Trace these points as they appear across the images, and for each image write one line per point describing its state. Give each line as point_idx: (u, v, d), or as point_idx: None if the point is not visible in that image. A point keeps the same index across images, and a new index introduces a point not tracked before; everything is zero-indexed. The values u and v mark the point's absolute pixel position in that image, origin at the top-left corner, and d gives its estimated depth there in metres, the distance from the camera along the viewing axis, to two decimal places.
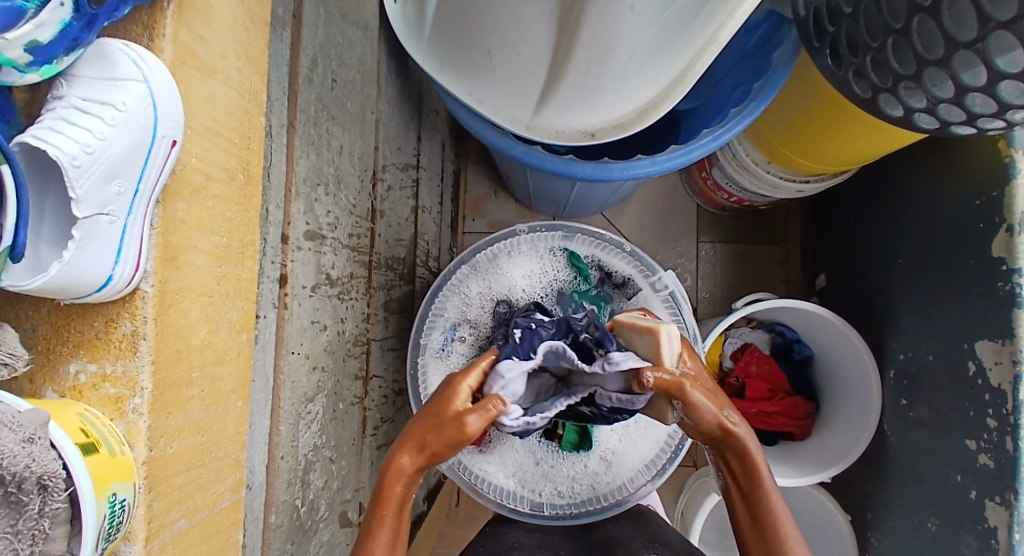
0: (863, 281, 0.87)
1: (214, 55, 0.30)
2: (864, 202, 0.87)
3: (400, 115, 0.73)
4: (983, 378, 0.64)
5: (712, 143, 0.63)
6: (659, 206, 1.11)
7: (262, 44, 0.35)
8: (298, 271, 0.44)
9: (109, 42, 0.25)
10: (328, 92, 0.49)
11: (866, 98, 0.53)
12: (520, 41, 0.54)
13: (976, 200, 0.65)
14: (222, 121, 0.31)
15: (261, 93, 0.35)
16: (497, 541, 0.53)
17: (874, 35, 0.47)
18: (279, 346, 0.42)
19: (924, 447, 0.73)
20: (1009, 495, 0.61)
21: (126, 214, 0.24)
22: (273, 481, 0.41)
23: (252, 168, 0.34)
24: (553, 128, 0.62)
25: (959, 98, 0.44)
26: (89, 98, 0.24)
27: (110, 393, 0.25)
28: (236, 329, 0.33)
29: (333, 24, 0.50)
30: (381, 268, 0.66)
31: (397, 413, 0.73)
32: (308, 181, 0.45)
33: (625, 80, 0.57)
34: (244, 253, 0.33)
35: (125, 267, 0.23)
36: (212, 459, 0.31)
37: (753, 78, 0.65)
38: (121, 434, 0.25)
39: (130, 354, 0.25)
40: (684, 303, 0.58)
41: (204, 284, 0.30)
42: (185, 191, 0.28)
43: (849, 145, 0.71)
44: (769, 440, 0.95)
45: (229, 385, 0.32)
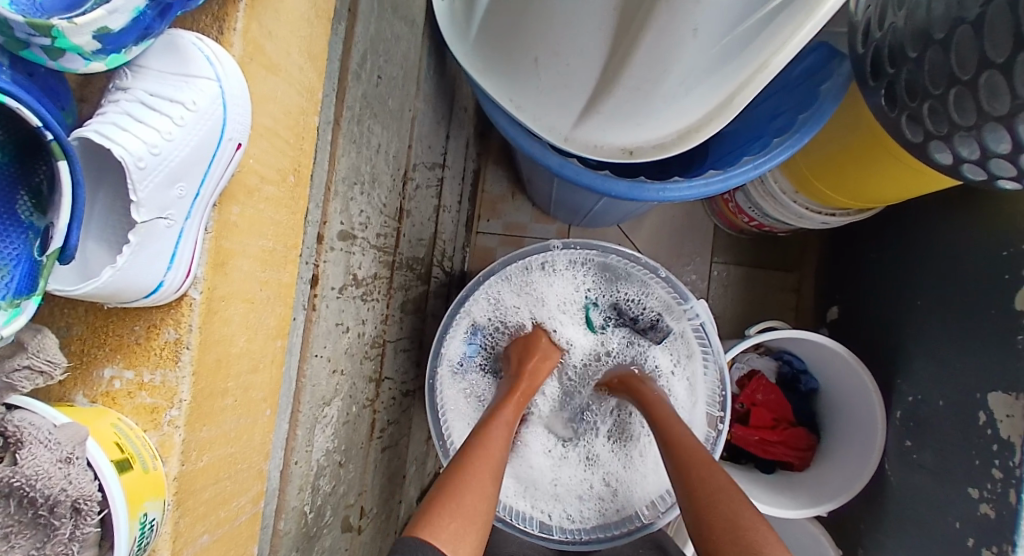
0: (878, 320, 0.86)
1: (279, 52, 0.28)
2: (886, 241, 0.86)
3: (433, 112, 0.71)
4: (994, 430, 0.63)
5: (752, 172, 0.62)
6: (677, 224, 1.10)
7: (324, 40, 0.34)
8: (329, 272, 0.43)
9: (182, 35, 0.24)
10: (374, 88, 0.47)
11: (917, 144, 0.52)
12: (571, 51, 0.52)
13: (1006, 252, 0.64)
14: (280, 120, 0.30)
15: (317, 91, 0.34)
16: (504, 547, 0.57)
17: (936, 82, 0.46)
18: (305, 348, 0.41)
19: (925, 493, 0.72)
20: (1007, 547, 0.60)
21: (184, 218, 0.23)
22: (285, 487, 0.40)
23: (303, 169, 0.33)
24: (592, 143, 0.60)
25: (1015, 154, 0.43)
26: (156, 94, 0.23)
27: (145, 402, 0.24)
28: (273, 334, 0.32)
29: (384, 19, 0.48)
30: (402, 268, 0.65)
31: (403, 414, 0.72)
32: (347, 180, 0.44)
33: (672, 100, 0.55)
34: (287, 258, 0.32)
35: (177, 272, 0.22)
36: (237, 470, 0.30)
37: (797, 109, 0.64)
38: (154, 447, 0.24)
39: (171, 364, 0.24)
40: (714, 334, 0.58)
41: (247, 289, 0.28)
42: (240, 194, 0.27)
43: (883, 184, 0.70)
44: (768, 469, 0.94)
45: (260, 394, 0.31)
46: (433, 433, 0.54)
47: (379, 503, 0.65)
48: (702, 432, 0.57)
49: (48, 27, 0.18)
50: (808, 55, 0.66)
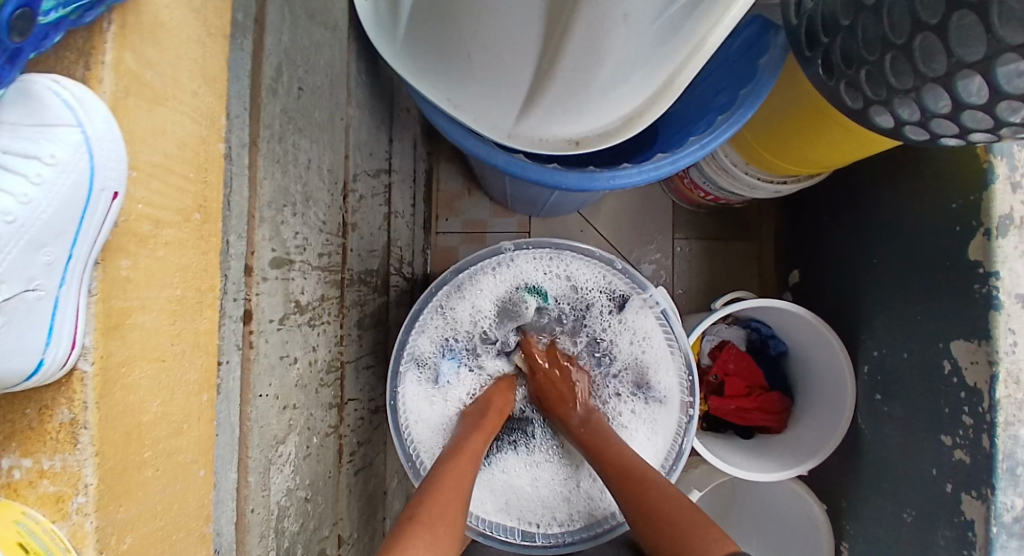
0: (838, 282, 0.88)
1: (163, 81, 0.26)
2: (838, 203, 0.88)
3: (371, 116, 0.68)
4: (959, 377, 0.65)
5: (699, 152, 0.61)
6: (636, 205, 1.10)
7: (220, 60, 0.31)
8: (264, 305, 0.40)
9: (37, 80, 0.22)
10: (295, 102, 0.44)
11: (856, 109, 0.52)
12: (502, 45, 0.49)
13: (956, 204, 0.65)
14: (175, 155, 0.27)
15: (219, 116, 0.31)
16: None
17: (870, 48, 0.46)
18: (245, 390, 0.38)
19: (900, 446, 0.75)
20: (986, 489, 0.62)
21: (58, 287, 0.20)
22: (243, 538, 0.37)
23: (209, 204, 0.31)
24: (537, 137, 0.58)
25: (954, 114, 0.44)
26: (9, 153, 0.21)
27: (48, 492, 0.21)
28: (196, 389, 0.29)
29: (299, 26, 0.45)
30: (354, 284, 0.62)
31: (374, 432, 0.70)
32: (273, 205, 0.41)
33: (610, 87, 0.54)
34: (202, 302, 0.30)
35: (58, 348, 0.20)
36: (174, 540, 0.27)
37: (739, 84, 0.63)
38: (65, 540, 0.21)
39: (70, 447, 0.21)
40: (676, 321, 0.57)
41: (157, 348, 0.26)
42: (129, 244, 0.24)
43: (829, 151, 0.70)
44: (746, 433, 0.96)
45: (190, 454, 0.29)
46: (401, 455, 0.53)
47: (359, 527, 0.63)
48: (675, 417, 0.57)
49: None
50: (745, 28, 0.64)
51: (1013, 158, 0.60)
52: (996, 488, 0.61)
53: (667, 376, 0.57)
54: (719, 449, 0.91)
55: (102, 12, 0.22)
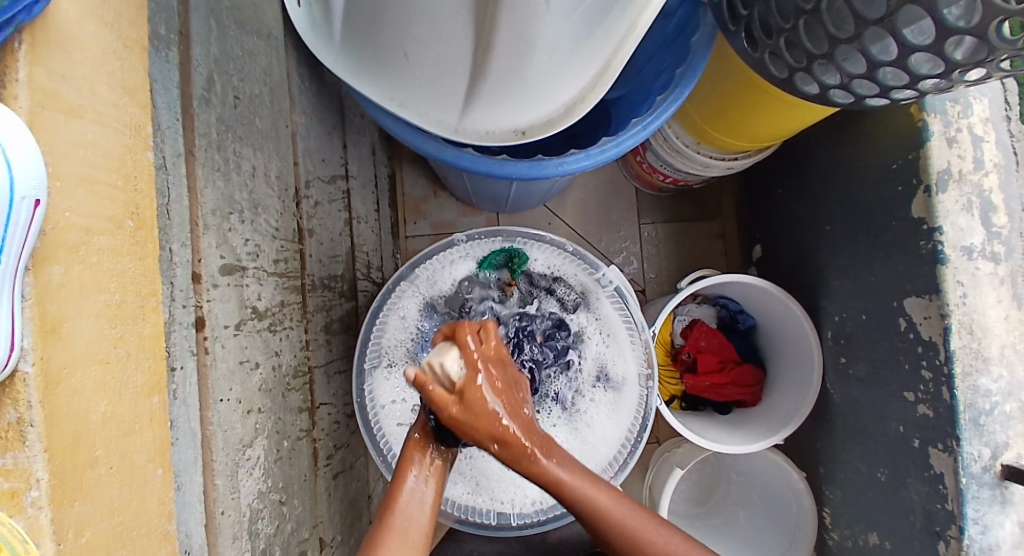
0: (796, 250, 0.91)
1: (81, 93, 0.27)
2: (788, 174, 0.90)
3: (320, 123, 0.69)
4: (915, 332, 0.68)
5: (642, 133, 0.63)
6: (600, 193, 1.12)
7: (140, 71, 0.32)
8: (216, 311, 0.41)
9: None
10: (232, 111, 0.45)
11: (783, 78, 0.54)
12: (437, 42, 0.52)
13: (895, 164, 0.67)
14: (99, 164, 0.28)
15: (146, 126, 0.32)
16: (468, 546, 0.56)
17: (785, 16, 0.48)
18: (204, 396, 0.39)
19: (866, 402, 0.77)
20: (952, 442, 0.63)
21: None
22: (214, 540, 0.38)
23: (142, 212, 0.31)
24: (484, 129, 0.59)
25: (871, 73, 0.46)
26: None
27: (1, 489, 0.21)
28: (146, 391, 0.30)
29: (228, 37, 0.46)
30: (316, 290, 0.62)
31: (353, 435, 0.70)
32: (216, 213, 0.42)
33: (548, 76, 0.56)
34: (143, 307, 0.30)
35: (4, 348, 0.20)
36: (134, 539, 0.28)
37: (675, 64, 0.65)
38: (23, 532, 0.21)
39: (19, 444, 0.22)
40: (630, 296, 0.58)
41: (98, 350, 0.27)
42: (59, 252, 0.24)
43: (769, 123, 0.73)
44: (723, 409, 0.99)
45: (142, 456, 0.29)
46: (371, 449, 0.53)
47: (343, 529, 0.63)
48: (635, 394, 0.57)
49: None
50: (676, 10, 0.67)
51: (945, 115, 0.62)
52: (961, 440, 0.62)
53: (625, 353, 0.58)
54: (696, 426, 0.93)
55: (13, 34, 0.22)
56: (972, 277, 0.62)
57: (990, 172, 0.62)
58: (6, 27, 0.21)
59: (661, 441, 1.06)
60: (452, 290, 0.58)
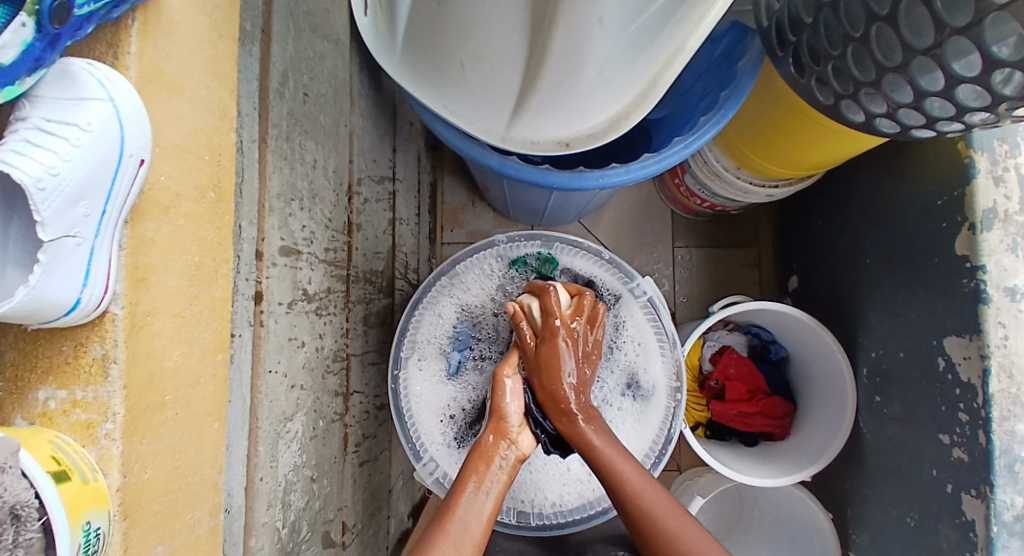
0: (833, 281, 0.90)
1: (182, 74, 0.30)
2: (830, 204, 0.90)
3: (374, 127, 0.72)
4: (953, 374, 0.65)
5: (684, 151, 0.64)
6: (635, 213, 1.13)
7: (232, 60, 0.35)
8: (274, 287, 0.43)
9: (72, 62, 0.25)
10: (301, 106, 0.49)
11: (829, 104, 0.55)
12: (494, 53, 0.54)
13: (940, 200, 0.66)
14: (193, 138, 0.31)
15: (231, 108, 0.35)
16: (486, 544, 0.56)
17: (834, 43, 0.49)
18: (256, 365, 0.41)
19: (900, 441, 0.75)
20: (985, 487, 0.61)
21: (93, 236, 0.23)
22: (252, 504, 0.40)
23: (223, 186, 0.34)
24: (529, 139, 0.62)
25: (918, 102, 0.46)
26: (52, 119, 0.24)
27: (81, 419, 0.25)
28: (211, 349, 0.32)
29: (304, 39, 0.50)
30: (359, 281, 0.65)
31: (379, 428, 0.72)
32: (282, 197, 0.45)
33: (595, 90, 0.58)
34: (216, 272, 0.33)
35: (94, 290, 0.23)
36: (188, 484, 0.30)
37: (720, 87, 0.67)
38: (94, 461, 0.24)
39: (101, 379, 0.25)
40: (663, 309, 0.59)
41: (177, 304, 0.29)
42: (153, 210, 0.27)
43: (813, 150, 0.73)
44: (751, 441, 0.96)
45: (203, 408, 0.31)
46: (401, 436, 0.56)
47: (363, 518, 0.65)
48: (662, 406, 0.59)
49: None
50: (724, 35, 0.69)
51: (994, 154, 0.62)
52: (996, 487, 0.60)
53: (655, 364, 0.59)
54: (722, 455, 0.91)
55: (127, 12, 0.26)
56: (1015, 318, 0.60)
57: None
58: (122, 4, 0.25)
59: (681, 466, 1.04)
60: (485, 290, 0.60)
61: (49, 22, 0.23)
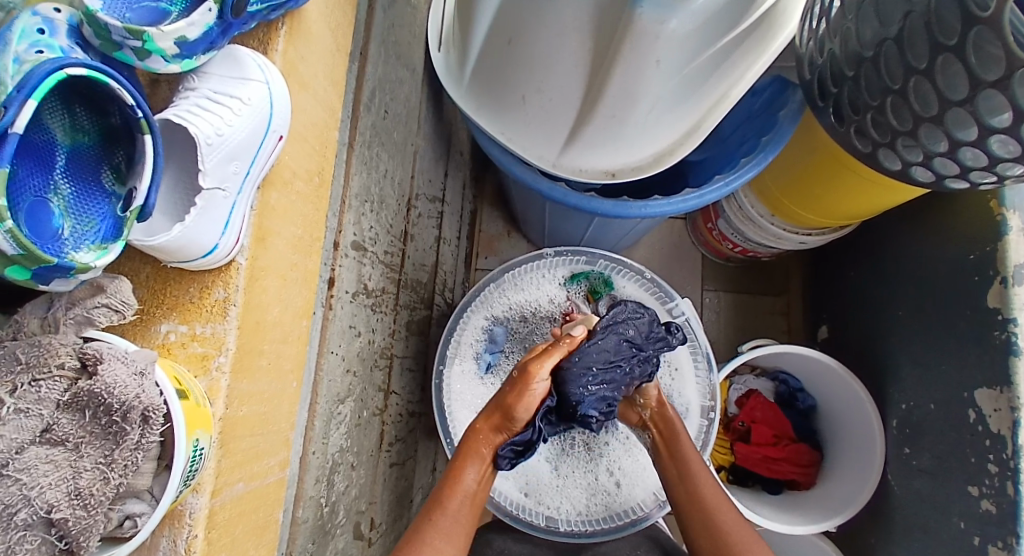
0: (864, 332, 0.90)
1: (309, 74, 0.35)
2: (862, 256, 0.91)
3: (432, 150, 0.78)
4: (984, 426, 0.64)
5: (724, 189, 0.68)
6: (666, 253, 1.16)
7: (342, 71, 0.40)
8: (344, 277, 0.47)
9: (238, 48, 0.30)
10: (381, 121, 0.54)
11: (867, 152, 0.59)
12: (552, 85, 0.60)
13: (972, 255, 0.67)
14: (309, 129, 0.35)
15: (337, 110, 0.40)
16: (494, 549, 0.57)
17: (873, 94, 0.53)
18: (322, 343, 0.44)
19: (928, 497, 0.72)
20: (1012, 540, 0.60)
21: (237, 192, 0.28)
22: (303, 475, 0.42)
23: (325, 174, 0.39)
24: (578, 167, 0.66)
25: (953, 152, 0.49)
26: (219, 91, 0.29)
27: (196, 351, 0.28)
28: (299, 314, 0.36)
29: (389, 64, 0.56)
30: (407, 288, 0.69)
31: (409, 435, 0.74)
32: (359, 197, 0.49)
33: (645, 126, 0.62)
34: (312, 247, 0.37)
35: (228, 239, 0.27)
36: (269, 431, 0.33)
37: (761, 133, 0.71)
38: (203, 390, 0.27)
39: (220, 318, 0.28)
40: (699, 330, 0.61)
41: (282, 267, 0.33)
42: (277, 183, 0.32)
43: (848, 199, 0.76)
44: (774, 489, 0.93)
45: (288, 364, 0.34)
46: (440, 431, 0.58)
47: (387, 521, 0.65)
48: (695, 426, 0.60)
49: (140, 32, 0.24)
50: (766, 88, 0.74)
51: None
52: (1022, 539, 0.59)
53: (691, 384, 0.61)
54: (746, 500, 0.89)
55: (281, 16, 0.31)
56: None
57: None
58: (280, 8, 0.30)
59: None
60: (536, 300, 0.63)
61: (229, 12, 0.27)
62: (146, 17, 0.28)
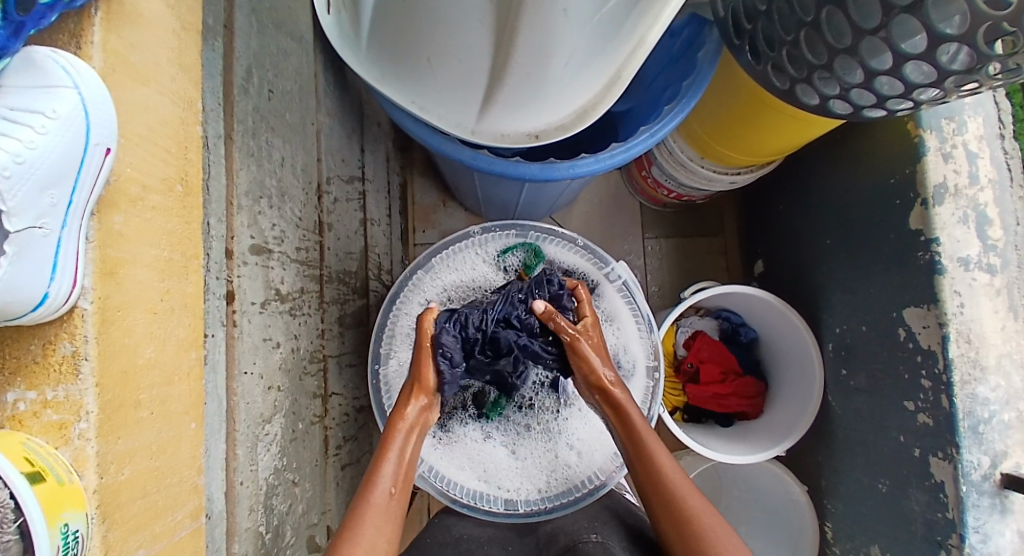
0: (796, 262, 0.93)
1: (146, 64, 0.29)
2: (790, 188, 0.93)
3: (341, 126, 0.71)
4: (914, 343, 0.69)
5: (650, 140, 0.66)
6: (605, 206, 1.15)
7: (195, 53, 0.34)
8: (246, 287, 0.42)
9: (37, 50, 0.24)
10: (267, 103, 0.47)
11: (784, 89, 0.58)
12: (457, 45, 0.54)
13: (893, 178, 0.70)
14: (158, 130, 0.30)
15: (197, 101, 0.34)
16: (445, 530, 0.55)
17: (787, 29, 0.51)
18: (230, 366, 0.40)
19: (867, 411, 0.78)
20: (952, 450, 0.64)
21: (60, 227, 0.23)
22: (233, 509, 0.39)
23: (190, 179, 0.33)
24: (499, 132, 0.62)
25: (868, 82, 0.49)
26: (18, 108, 0.23)
27: (52, 420, 0.23)
28: (185, 346, 0.31)
29: (267, 35, 0.49)
30: (332, 282, 0.64)
31: (360, 431, 0.71)
32: (250, 194, 0.43)
33: (563, 81, 0.59)
34: (187, 266, 0.32)
35: (61, 283, 0.22)
36: (168, 485, 0.29)
37: (682, 78, 0.69)
38: (68, 463, 0.23)
39: (73, 377, 0.23)
40: (638, 292, 0.61)
41: (149, 299, 0.28)
42: (121, 203, 0.26)
43: (773, 135, 0.76)
44: (725, 421, 0.98)
45: (180, 406, 0.30)
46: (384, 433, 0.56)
47: (347, 522, 0.63)
48: (643, 385, 0.60)
49: None
50: (682, 27, 0.71)
51: (941, 132, 0.65)
52: (961, 448, 0.63)
53: (635, 342, 0.61)
54: (699, 436, 0.94)
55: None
56: (969, 286, 0.64)
57: (986, 188, 0.64)
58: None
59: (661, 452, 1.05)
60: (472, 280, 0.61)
61: (11, 9, 0.22)
62: None
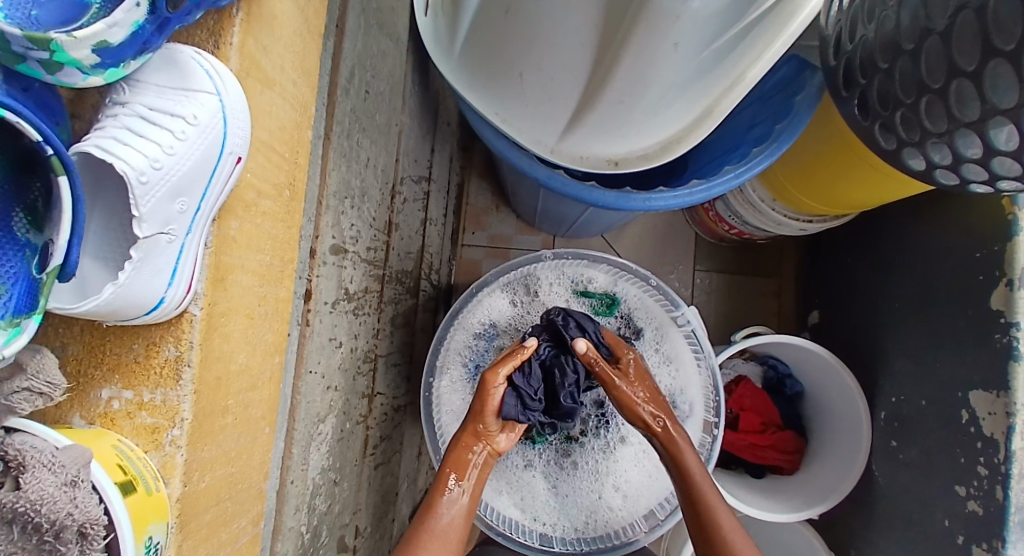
0: (856, 321, 0.88)
1: (274, 68, 0.29)
2: (861, 244, 0.88)
3: (418, 126, 0.71)
4: (977, 427, 0.65)
5: (734, 180, 0.63)
6: (660, 233, 1.12)
7: (315, 56, 0.34)
8: (323, 286, 0.42)
9: (181, 50, 0.24)
10: (362, 103, 0.47)
11: (890, 150, 0.54)
12: (554, 65, 0.53)
13: (978, 253, 0.65)
14: (276, 135, 0.30)
15: (310, 105, 0.34)
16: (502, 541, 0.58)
17: (907, 91, 0.48)
18: (299, 364, 0.40)
19: (912, 487, 0.73)
20: (997, 543, 0.61)
21: (186, 233, 0.23)
22: (282, 508, 0.39)
23: (297, 183, 0.33)
24: (577, 154, 0.61)
25: (986, 159, 0.45)
26: (156, 109, 0.24)
27: (146, 423, 0.23)
28: (270, 351, 0.31)
29: (370, 35, 0.49)
30: (391, 282, 0.64)
31: (394, 429, 0.71)
32: (338, 194, 0.43)
33: (653, 112, 0.57)
34: (283, 272, 0.32)
35: (178, 289, 0.22)
36: (237, 491, 0.29)
37: (774, 118, 0.66)
38: (156, 469, 0.23)
39: (172, 383, 0.23)
40: (705, 340, 0.59)
41: (247, 305, 0.28)
42: (238, 208, 0.26)
43: (860, 190, 0.72)
44: (757, 473, 0.94)
45: (259, 412, 0.30)
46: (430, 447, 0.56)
47: (373, 522, 0.64)
48: (698, 437, 0.59)
49: (47, 40, 0.18)
50: (780, 67, 0.68)
51: None
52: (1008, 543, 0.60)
53: (694, 387, 0.59)
54: (729, 483, 0.90)
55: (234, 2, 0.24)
56: None
57: None
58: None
59: None
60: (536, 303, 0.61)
61: (163, 5, 0.21)
62: (57, 16, 0.22)
